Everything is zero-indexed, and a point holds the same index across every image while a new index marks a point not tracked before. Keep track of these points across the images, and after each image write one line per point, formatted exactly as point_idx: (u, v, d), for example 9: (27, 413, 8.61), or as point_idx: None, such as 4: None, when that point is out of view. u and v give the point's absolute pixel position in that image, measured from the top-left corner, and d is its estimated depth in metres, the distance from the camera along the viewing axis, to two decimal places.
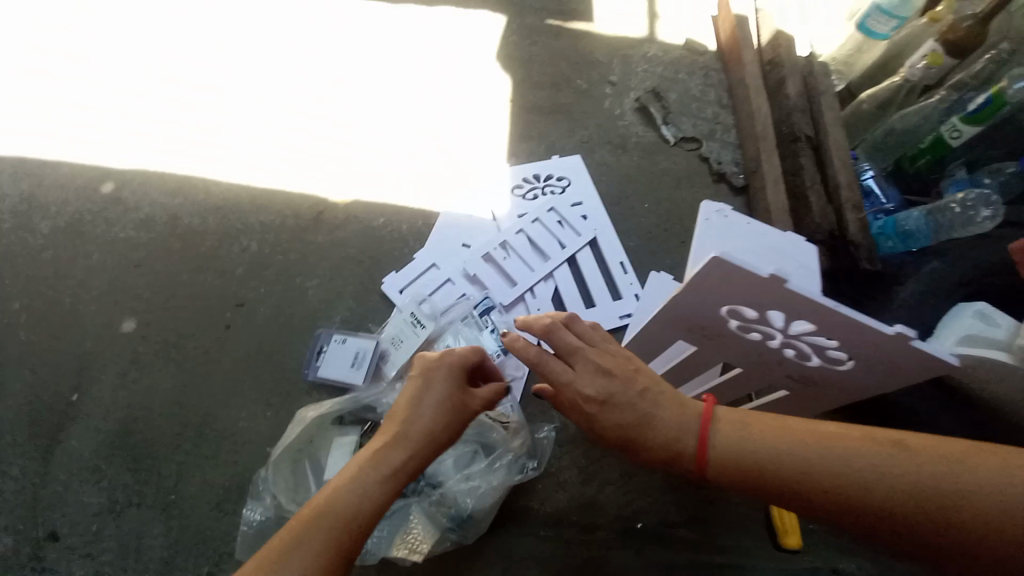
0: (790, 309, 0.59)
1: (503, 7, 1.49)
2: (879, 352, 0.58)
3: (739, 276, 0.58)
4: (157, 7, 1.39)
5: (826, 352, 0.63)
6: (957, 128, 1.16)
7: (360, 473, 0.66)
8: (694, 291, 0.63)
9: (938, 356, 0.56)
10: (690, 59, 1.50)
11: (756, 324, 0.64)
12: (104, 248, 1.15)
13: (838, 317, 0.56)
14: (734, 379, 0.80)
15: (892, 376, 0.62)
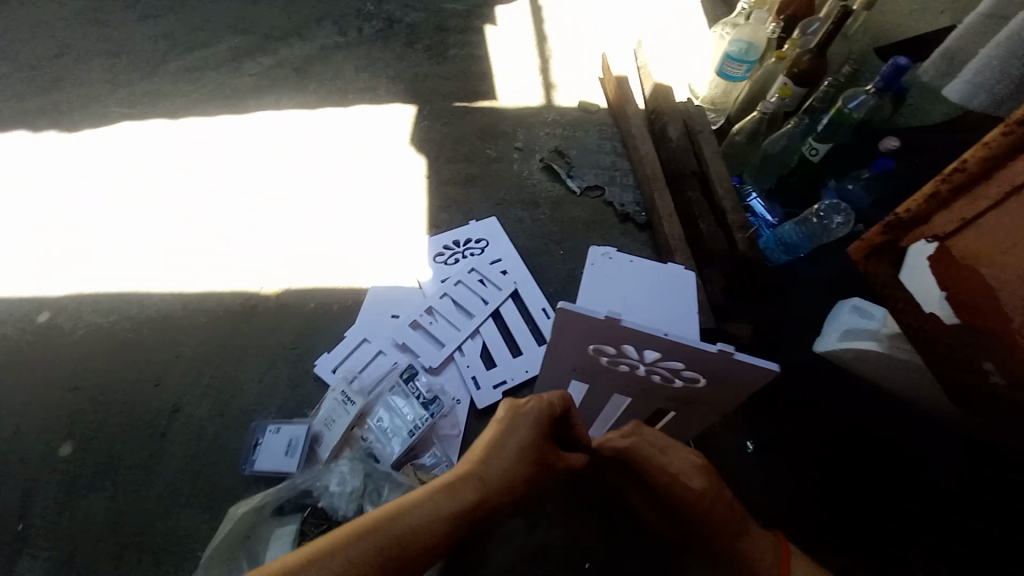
0: (636, 341, 0.68)
1: (412, 100, 1.68)
2: (717, 367, 0.67)
3: (586, 320, 0.67)
4: (96, 147, 1.55)
5: (682, 373, 0.72)
6: (814, 147, 1.32)
7: (435, 504, 0.56)
8: (559, 334, 0.72)
9: (761, 366, 0.65)
10: (585, 118, 1.67)
11: (620, 357, 0.73)
12: (41, 374, 1.19)
13: (674, 343, 0.66)
14: (629, 409, 0.86)
15: (737, 389, 0.70)
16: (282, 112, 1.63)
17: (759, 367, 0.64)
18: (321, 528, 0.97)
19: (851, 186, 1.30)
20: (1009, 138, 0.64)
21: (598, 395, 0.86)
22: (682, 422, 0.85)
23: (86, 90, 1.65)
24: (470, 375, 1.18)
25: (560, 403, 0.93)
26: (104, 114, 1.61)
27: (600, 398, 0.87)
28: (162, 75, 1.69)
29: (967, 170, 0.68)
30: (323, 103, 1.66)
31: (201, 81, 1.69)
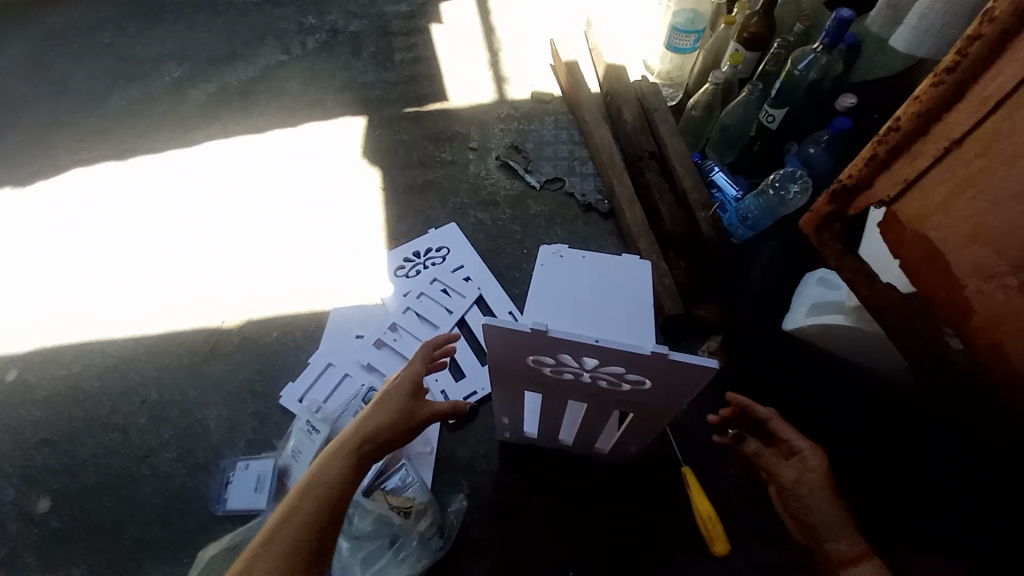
0: (570, 350, 0.64)
1: (362, 111, 1.64)
2: (658, 369, 0.63)
3: (513, 335, 0.64)
4: (47, 197, 1.53)
5: (627, 377, 0.68)
6: (770, 113, 1.27)
7: (336, 464, 0.76)
8: (495, 349, 0.69)
9: (700, 363, 0.61)
10: (539, 109, 1.62)
11: (561, 366, 0.69)
12: (7, 434, 1.18)
13: (606, 349, 0.62)
14: (588, 414, 0.84)
15: (686, 386, 0.66)
16: (230, 139, 1.61)
17: (699, 366, 0.60)
18: None
19: (812, 150, 1.27)
20: (938, 90, 0.58)
21: (552, 403, 0.83)
22: (643, 422, 0.82)
23: (31, 139, 1.63)
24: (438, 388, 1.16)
25: (521, 412, 0.90)
26: (53, 161, 1.59)
27: (557, 406, 0.83)
28: (107, 115, 1.67)
29: (901, 129, 0.62)
30: (271, 124, 1.63)
31: (146, 115, 1.66)
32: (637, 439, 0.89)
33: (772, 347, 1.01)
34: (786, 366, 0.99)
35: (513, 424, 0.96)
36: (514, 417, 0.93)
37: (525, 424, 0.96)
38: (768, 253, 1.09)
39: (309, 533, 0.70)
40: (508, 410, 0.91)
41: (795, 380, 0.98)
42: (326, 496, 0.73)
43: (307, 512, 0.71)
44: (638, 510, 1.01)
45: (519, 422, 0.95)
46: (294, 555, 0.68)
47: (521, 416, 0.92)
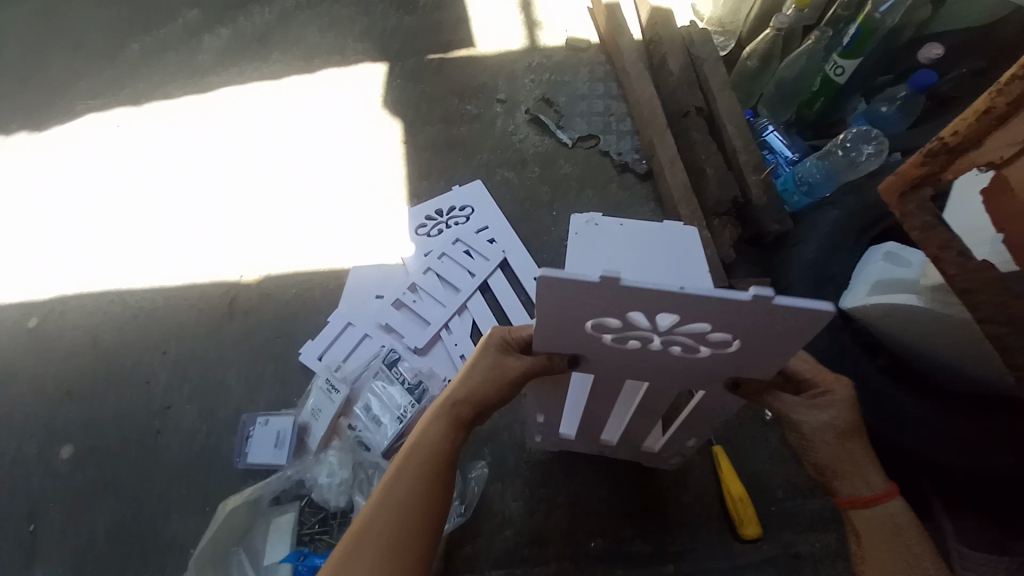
0: (642, 306, 0.53)
1: (383, 58, 1.53)
2: (754, 322, 0.51)
3: (573, 289, 0.52)
4: (63, 144, 1.49)
5: (709, 339, 0.56)
6: (838, 65, 1.13)
7: (434, 428, 0.67)
8: (546, 312, 0.57)
9: (811, 311, 0.48)
10: (574, 59, 1.49)
11: (623, 331, 0.58)
12: (33, 382, 1.19)
13: (692, 299, 0.50)
14: (644, 399, 0.74)
15: (782, 345, 0.55)
16: (246, 86, 1.52)
17: (811, 311, 0.48)
18: (319, 517, 0.96)
19: (884, 109, 1.15)
20: None
21: (600, 389, 0.74)
22: (711, 408, 0.72)
23: (46, 85, 1.57)
24: (456, 355, 1.12)
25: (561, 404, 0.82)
26: (69, 109, 1.54)
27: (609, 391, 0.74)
28: (121, 59, 1.59)
29: None
30: (288, 70, 1.54)
31: (160, 60, 1.58)
32: (695, 430, 0.80)
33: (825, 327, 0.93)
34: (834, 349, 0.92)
35: (547, 421, 0.88)
36: (550, 411, 0.85)
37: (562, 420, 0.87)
38: (828, 224, 0.98)
39: (417, 504, 0.62)
40: (545, 403, 0.82)
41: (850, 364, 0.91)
42: (428, 465, 0.65)
43: (414, 480, 0.63)
44: (664, 489, 0.97)
45: (553, 418, 0.87)
46: (406, 524, 0.60)
47: (558, 411, 0.84)
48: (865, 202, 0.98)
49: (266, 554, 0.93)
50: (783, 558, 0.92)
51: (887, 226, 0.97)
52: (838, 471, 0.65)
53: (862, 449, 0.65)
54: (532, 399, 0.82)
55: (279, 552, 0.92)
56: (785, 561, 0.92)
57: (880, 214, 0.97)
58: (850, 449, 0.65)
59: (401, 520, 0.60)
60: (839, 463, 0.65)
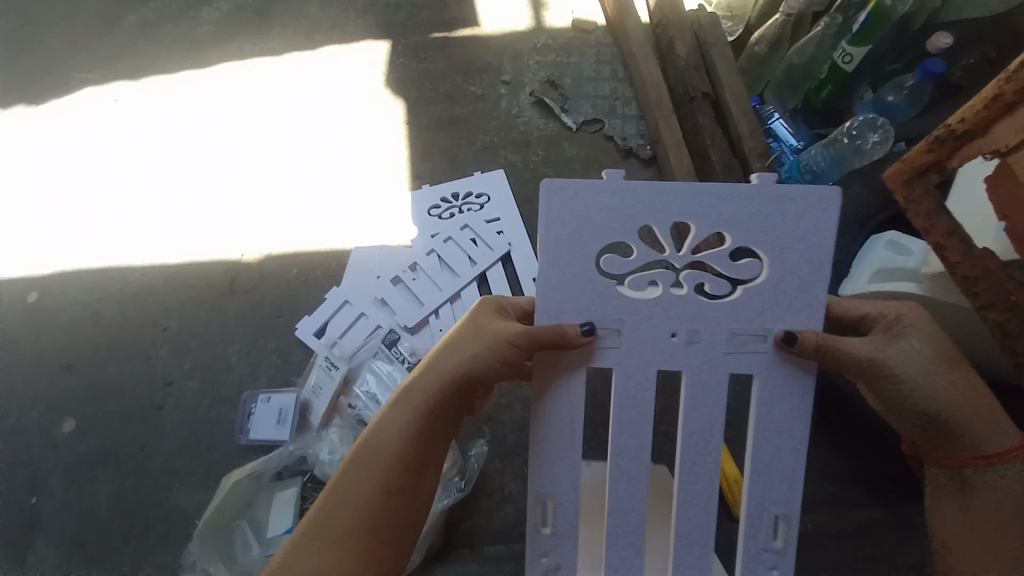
0: (665, 225, 0.60)
1: (386, 35, 1.50)
2: (761, 219, 0.60)
3: (589, 194, 0.60)
4: (61, 117, 1.47)
5: (725, 259, 0.61)
6: (846, 52, 1.12)
7: (400, 414, 0.65)
8: (563, 237, 0.60)
9: (798, 196, 0.60)
10: (580, 40, 1.46)
11: (644, 269, 0.62)
12: (34, 356, 1.19)
13: (700, 196, 0.60)
14: (688, 430, 0.63)
15: (795, 251, 0.60)
16: (245, 62, 1.50)
17: (806, 194, 0.60)
18: (320, 493, 0.97)
19: (891, 98, 1.15)
20: None
21: (627, 425, 0.62)
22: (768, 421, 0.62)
23: (41, 56, 1.54)
24: (443, 340, 1.11)
25: (577, 496, 0.63)
26: (65, 81, 1.51)
27: (640, 432, 0.62)
28: (117, 31, 1.56)
29: None
30: (288, 46, 1.51)
31: (158, 32, 1.55)
32: (762, 510, 0.62)
33: None
34: None
35: (560, 554, 0.63)
36: (563, 525, 0.63)
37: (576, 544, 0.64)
38: None
39: (376, 496, 0.62)
40: (555, 501, 0.63)
41: None
42: (391, 453, 0.64)
43: (372, 473, 0.63)
44: None
45: (566, 541, 0.63)
46: (367, 511, 0.61)
47: (572, 520, 0.64)
48: (869, 190, 0.98)
49: (266, 528, 0.94)
50: None
51: (890, 214, 0.98)
52: (955, 410, 0.61)
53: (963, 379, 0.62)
54: (535, 501, 0.63)
55: (280, 526, 0.93)
56: None
57: (883, 202, 0.97)
58: (952, 378, 0.62)
59: (361, 508, 0.61)
60: (949, 403, 0.61)
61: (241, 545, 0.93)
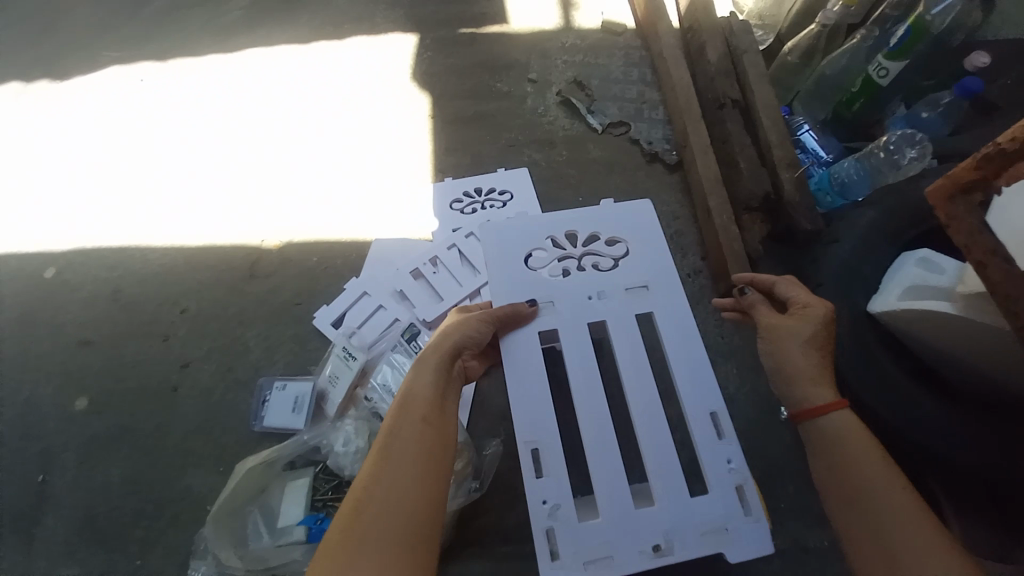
0: (558, 231, 0.90)
1: (414, 28, 1.50)
2: (620, 222, 0.91)
3: (508, 225, 0.90)
4: (87, 94, 1.47)
5: (609, 249, 0.88)
6: (882, 66, 1.11)
7: (424, 382, 0.71)
8: (498, 249, 0.87)
9: (635, 206, 0.92)
10: (609, 42, 1.46)
11: (555, 258, 0.87)
12: (51, 331, 1.19)
13: (576, 217, 0.92)
14: (640, 411, 0.75)
15: (650, 239, 0.89)
16: (273, 48, 1.49)
17: (636, 204, 0.92)
18: (332, 485, 0.97)
19: (926, 114, 1.14)
20: None
21: (585, 389, 0.75)
22: (695, 395, 0.75)
23: (70, 32, 1.55)
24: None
25: (554, 431, 0.73)
26: (92, 58, 1.51)
27: (594, 390, 0.75)
28: (148, 12, 1.57)
29: None
30: (316, 34, 1.50)
31: (187, 15, 1.56)
32: (714, 444, 0.72)
33: (855, 327, 0.92)
34: (860, 348, 0.91)
35: (562, 491, 0.69)
36: (552, 465, 0.71)
37: (567, 476, 0.70)
38: (864, 224, 0.98)
39: (415, 460, 0.64)
40: (539, 444, 0.72)
41: (880, 365, 0.90)
42: (428, 414, 0.69)
43: (408, 439, 0.65)
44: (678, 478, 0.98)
45: (559, 479, 0.70)
46: (419, 468, 0.64)
47: (559, 460, 0.71)
48: (903, 204, 0.97)
49: (279, 517, 0.93)
50: (792, 553, 0.93)
51: (922, 231, 0.97)
52: (802, 365, 0.70)
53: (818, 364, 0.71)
54: (525, 449, 0.72)
55: (294, 515, 0.93)
56: (794, 557, 0.93)
57: (915, 218, 0.97)
58: (810, 358, 0.71)
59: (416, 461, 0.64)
60: (799, 361, 0.71)
61: (252, 532, 0.93)
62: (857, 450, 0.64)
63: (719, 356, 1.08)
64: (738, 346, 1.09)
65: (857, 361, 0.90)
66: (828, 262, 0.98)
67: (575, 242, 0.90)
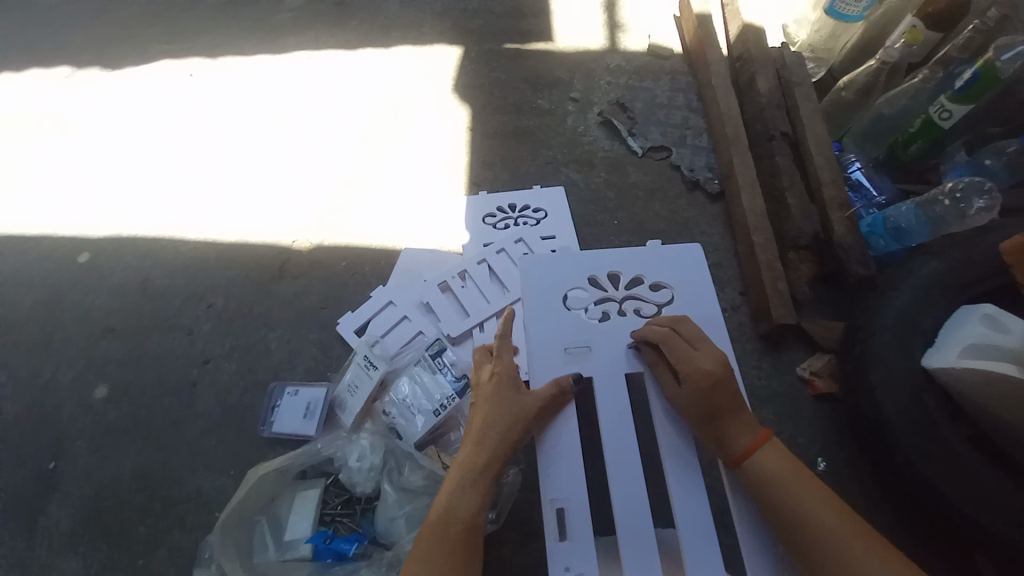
0: (601, 271, 0.91)
1: (459, 41, 1.50)
2: (667, 263, 0.92)
3: (549, 260, 0.91)
4: (137, 86, 1.50)
5: (653, 294, 0.90)
6: (946, 108, 1.05)
7: (470, 491, 0.69)
8: (536, 284, 0.88)
9: (685, 252, 0.92)
10: (655, 66, 1.43)
11: (594, 300, 0.88)
12: (79, 316, 1.19)
13: (622, 257, 0.93)
14: (677, 486, 0.72)
15: (698, 290, 0.89)
16: (320, 51, 1.51)
17: (686, 249, 0.92)
18: (342, 499, 0.95)
19: (990, 161, 1.09)
20: None
21: (613, 449, 0.74)
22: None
23: (125, 24, 1.59)
24: None
25: (582, 495, 0.71)
26: (144, 50, 1.55)
27: (625, 450, 0.74)
28: (202, 10, 1.61)
29: None
30: (363, 41, 1.52)
31: (239, 15, 1.59)
32: (756, 520, 0.68)
33: (910, 385, 0.86)
34: (914, 403, 0.85)
35: (586, 562, 0.67)
36: (577, 529, 0.69)
37: (594, 543, 0.68)
38: (924, 273, 0.92)
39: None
40: (566, 504, 0.71)
41: (939, 419, 0.84)
42: (471, 526, 0.67)
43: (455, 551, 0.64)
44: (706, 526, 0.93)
45: (584, 545, 0.68)
46: None
47: (585, 523, 0.69)
48: (966, 256, 0.92)
49: (287, 530, 0.91)
50: None
51: (988, 286, 0.91)
52: (727, 421, 0.70)
53: (727, 421, 0.70)
54: (550, 509, 0.70)
55: (302, 530, 0.91)
56: None
57: (982, 273, 0.91)
58: (713, 420, 0.71)
59: None
60: (723, 416, 0.70)
61: (260, 546, 0.90)
62: (794, 495, 0.64)
63: (755, 400, 1.02)
64: (776, 390, 1.03)
65: (913, 420, 0.85)
66: (883, 311, 0.92)
67: (618, 284, 0.92)
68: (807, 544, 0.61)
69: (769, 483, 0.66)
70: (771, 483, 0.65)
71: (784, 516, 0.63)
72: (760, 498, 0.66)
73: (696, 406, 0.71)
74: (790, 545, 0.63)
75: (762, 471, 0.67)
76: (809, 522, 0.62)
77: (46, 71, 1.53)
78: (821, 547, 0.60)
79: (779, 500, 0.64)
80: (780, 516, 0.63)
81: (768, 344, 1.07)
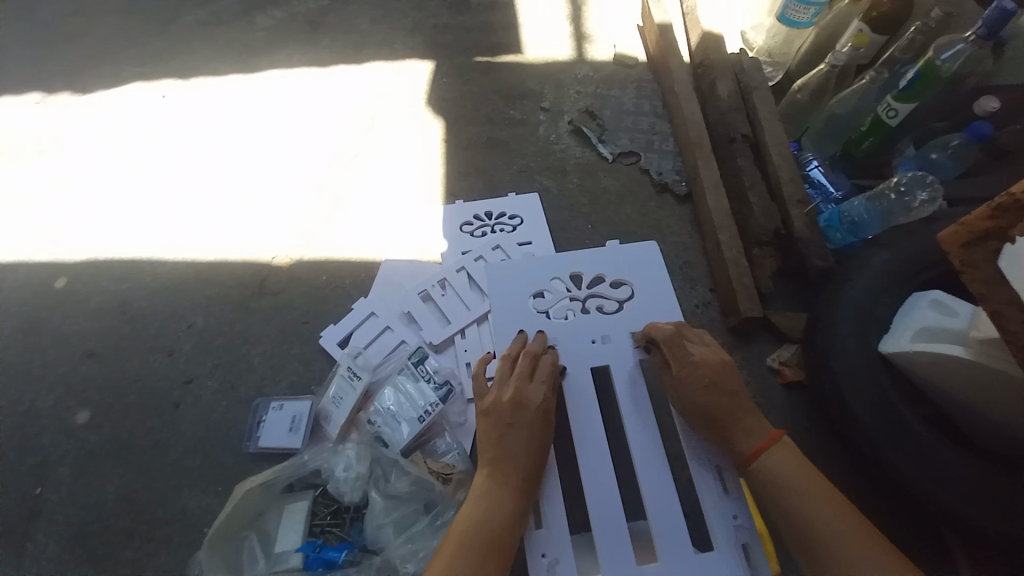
0: (565, 272, 0.97)
1: (431, 55, 1.54)
2: (626, 261, 0.98)
3: (516, 266, 0.98)
4: (109, 109, 1.50)
5: (615, 290, 0.96)
6: (891, 106, 1.12)
7: (490, 502, 0.70)
8: (504, 290, 0.95)
9: (640, 250, 0.98)
10: (621, 74, 1.49)
11: (562, 299, 0.95)
12: (57, 342, 1.19)
13: (585, 258, 0.99)
14: (649, 477, 0.76)
15: (656, 286, 0.95)
16: (294, 69, 1.53)
17: (642, 247, 0.99)
18: (330, 509, 0.96)
19: (935, 156, 1.15)
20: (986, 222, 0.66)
21: (588, 446, 0.78)
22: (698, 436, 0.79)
23: (97, 47, 1.60)
24: (468, 361, 1.07)
25: (557, 490, 0.76)
26: (116, 73, 1.55)
27: (598, 444, 0.78)
28: (173, 31, 1.62)
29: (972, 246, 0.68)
30: (337, 58, 1.55)
31: (213, 35, 1.60)
32: (721, 500, 0.75)
33: (866, 370, 0.91)
34: (870, 386, 0.91)
35: (560, 549, 0.72)
36: (553, 520, 0.74)
37: (568, 535, 0.73)
38: (875, 264, 0.98)
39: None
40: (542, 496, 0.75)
41: (893, 401, 0.89)
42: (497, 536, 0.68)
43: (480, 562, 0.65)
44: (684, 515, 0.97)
45: (559, 534, 0.73)
46: None
47: (560, 514, 0.74)
48: (913, 247, 0.98)
49: (275, 542, 0.92)
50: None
51: (934, 273, 0.97)
52: (743, 421, 0.73)
53: (733, 420, 0.74)
54: None
55: (290, 542, 0.92)
56: None
57: (928, 261, 0.97)
58: (715, 417, 0.74)
59: None
60: (739, 416, 0.74)
61: (248, 560, 0.91)
62: (797, 496, 0.67)
63: None
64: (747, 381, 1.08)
65: (870, 401, 0.90)
66: (841, 302, 0.98)
67: (581, 284, 0.97)
68: (809, 540, 0.65)
69: (777, 483, 0.69)
70: (781, 483, 0.69)
71: (792, 515, 0.67)
72: (766, 494, 0.70)
73: (701, 404, 0.75)
74: (795, 543, 0.66)
75: (771, 471, 0.70)
76: (810, 519, 0.65)
77: (16, 97, 1.53)
78: (821, 544, 0.64)
79: (785, 497, 0.68)
80: (788, 515, 0.67)
81: (737, 338, 1.12)
